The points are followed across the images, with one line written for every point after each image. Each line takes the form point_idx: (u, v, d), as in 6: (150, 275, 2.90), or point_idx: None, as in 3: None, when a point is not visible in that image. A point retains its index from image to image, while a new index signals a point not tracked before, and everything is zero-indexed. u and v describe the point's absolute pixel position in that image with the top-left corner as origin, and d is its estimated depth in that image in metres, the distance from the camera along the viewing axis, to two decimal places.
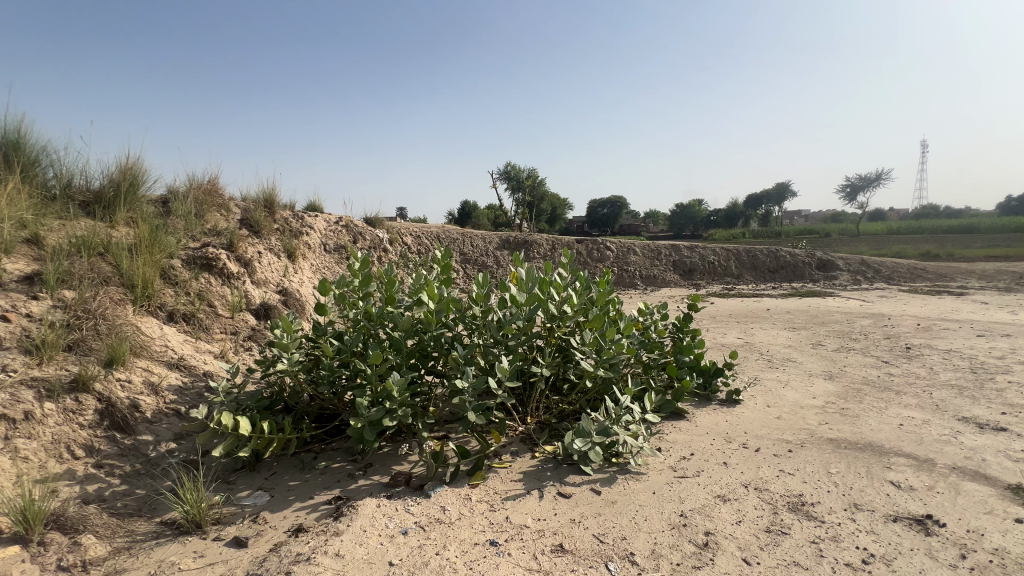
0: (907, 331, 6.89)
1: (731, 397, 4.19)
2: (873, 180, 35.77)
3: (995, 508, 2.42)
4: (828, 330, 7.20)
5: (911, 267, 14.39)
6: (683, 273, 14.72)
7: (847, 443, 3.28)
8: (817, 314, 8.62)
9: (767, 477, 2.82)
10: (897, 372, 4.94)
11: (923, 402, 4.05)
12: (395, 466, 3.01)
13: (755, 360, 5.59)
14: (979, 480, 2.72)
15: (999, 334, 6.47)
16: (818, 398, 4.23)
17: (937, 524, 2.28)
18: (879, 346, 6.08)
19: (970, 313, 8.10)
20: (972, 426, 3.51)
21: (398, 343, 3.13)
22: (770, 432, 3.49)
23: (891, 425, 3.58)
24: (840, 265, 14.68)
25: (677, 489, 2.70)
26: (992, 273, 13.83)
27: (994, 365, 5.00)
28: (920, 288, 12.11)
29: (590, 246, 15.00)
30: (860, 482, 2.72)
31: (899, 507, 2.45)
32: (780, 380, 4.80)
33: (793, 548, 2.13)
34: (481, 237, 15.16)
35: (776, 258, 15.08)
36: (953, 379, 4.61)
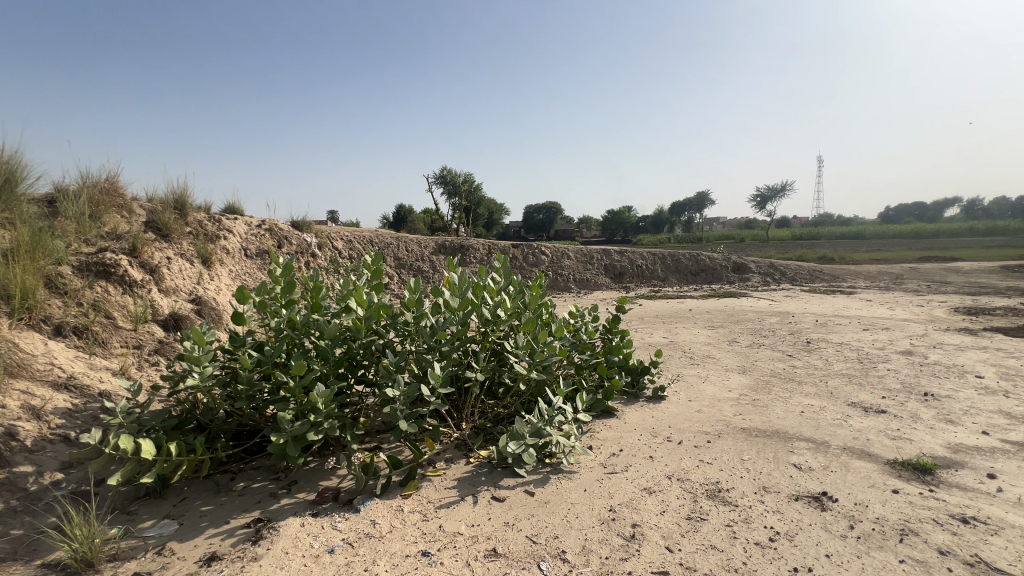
0: (807, 327, 7.63)
1: (657, 394, 4.42)
2: (779, 190, 39.44)
3: (877, 482, 2.73)
4: (742, 327, 7.83)
5: (811, 269, 16.00)
6: (614, 277, 15.36)
7: (758, 431, 3.57)
8: (732, 313, 9.35)
9: (688, 467, 3.00)
10: (799, 364, 5.47)
11: (821, 390, 4.50)
12: (323, 481, 2.86)
13: (678, 357, 5.95)
14: (864, 458, 3.06)
15: (880, 328, 7.35)
16: (733, 391, 4.57)
17: (831, 500, 2.54)
18: (784, 341, 6.70)
19: (858, 310, 9.13)
20: (859, 410, 3.95)
21: (326, 352, 2.98)
22: (691, 425, 3.72)
23: (794, 412, 3.95)
24: (752, 267, 16.00)
25: (606, 485, 2.80)
26: (876, 274, 15.70)
27: (877, 356, 5.67)
28: (819, 288, 13.46)
29: (525, 251, 15.23)
30: (769, 467, 2.97)
31: (800, 487, 2.70)
32: (700, 376, 5.14)
33: (710, 532, 2.28)
34: (416, 242, 14.90)
35: (697, 262, 16.12)
36: (845, 369, 5.16)
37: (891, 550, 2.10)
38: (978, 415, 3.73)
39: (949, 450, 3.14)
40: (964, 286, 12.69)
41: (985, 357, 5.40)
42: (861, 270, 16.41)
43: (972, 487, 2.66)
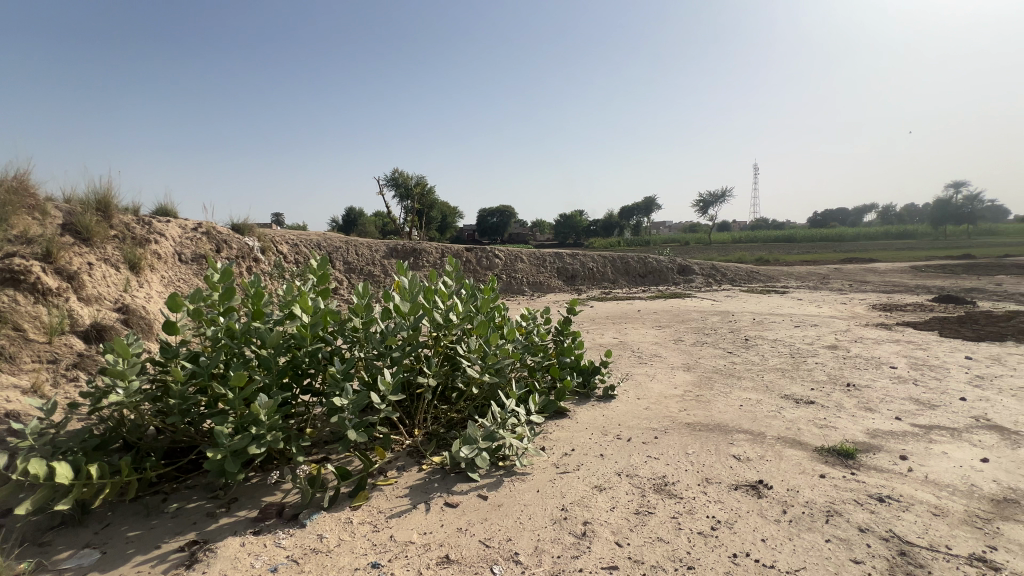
0: (745, 325, 8.10)
1: (607, 393, 4.54)
2: (720, 196, 41.61)
3: (806, 468, 2.94)
4: (686, 326, 8.20)
5: (749, 270, 16.98)
6: (566, 279, 15.65)
7: (700, 425, 3.75)
8: (677, 313, 9.77)
9: (636, 463, 3.10)
10: (738, 360, 5.79)
11: (757, 385, 4.79)
12: (266, 497, 2.73)
13: (628, 357, 6.14)
14: (796, 446, 3.28)
15: (809, 324, 7.91)
16: (678, 388, 4.77)
17: (766, 487, 2.71)
18: (724, 339, 7.07)
19: (790, 308, 9.79)
20: (791, 401, 4.24)
21: (268, 362, 2.84)
22: (639, 422, 3.85)
23: (733, 406, 4.17)
24: (695, 269, 16.78)
25: (558, 485, 2.84)
26: (805, 274, 16.95)
27: (806, 350, 6.10)
28: (756, 288, 14.33)
29: (478, 255, 15.23)
30: (710, 459, 3.12)
31: (739, 477, 2.85)
32: (648, 374, 5.33)
33: (657, 525, 2.36)
34: (367, 245, 14.55)
35: (645, 264, 16.72)
36: (778, 364, 5.51)
37: (819, 530, 2.26)
38: (892, 402, 4.10)
39: (868, 435, 3.42)
40: (880, 285, 13.92)
41: (897, 349, 5.94)
42: (792, 271, 17.76)
43: (887, 468, 2.91)
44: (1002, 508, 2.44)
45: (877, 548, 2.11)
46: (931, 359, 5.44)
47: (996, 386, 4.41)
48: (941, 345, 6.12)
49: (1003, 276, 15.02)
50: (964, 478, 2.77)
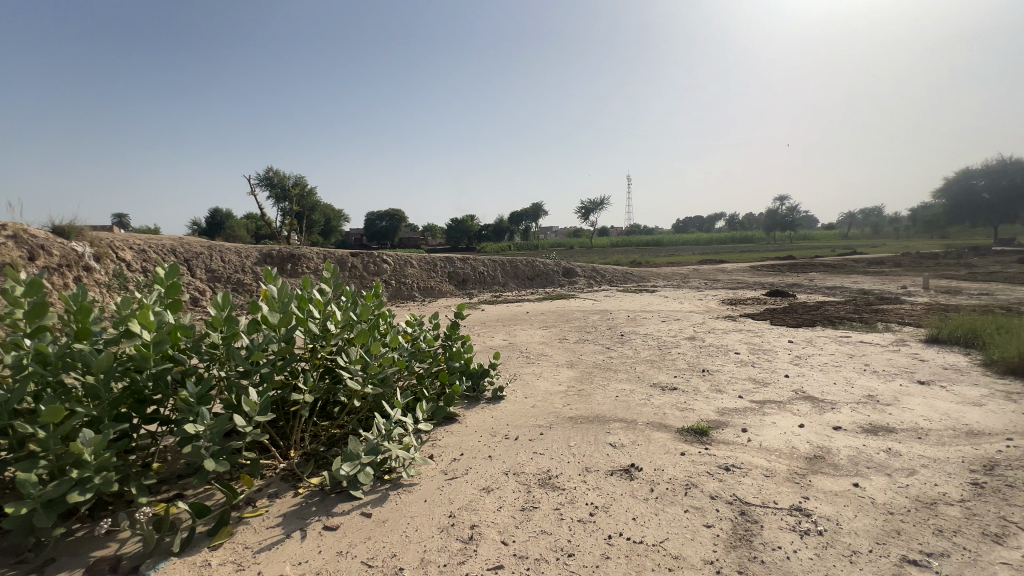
0: (621, 322, 8.82)
1: (496, 395, 4.63)
2: (599, 203, 44.85)
3: (670, 448, 3.28)
4: (570, 326, 8.70)
5: (624, 272, 18.54)
6: (457, 284, 15.64)
7: (582, 418, 3.99)
8: (562, 313, 10.32)
9: (523, 460, 3.20)
10: (614, 355, 6.30)
11: (631, 376, 5.25)
12: (96, 551, 2.28)
13: (516, 357, 6.33)
14: (661, 429, 3.65)
15: (673, 319, 8.88)
16: (562, 384, 5.03)
17: (637, 470, 2.97)
18: (603, 335, 7.64)
19: (658, 305, 10.90)
20: (658, 389, 4.71)
21: (97, 391, 2.37)
22: (527, 420, 3.99)
23: (611, 398, 4.51)
24: (579, 271, 17.86)
25: (446, 492, 2.81)
26: (670, 274, 19.09)
27: (671, 342, 6.84)
28: (630, 288, 15.73)
29: (364, 260, 14.56)
30: (590, 449, 3.33)
31: (614, 463, 3.09)
32: (535, 373, 5.54)
33: (541, 518, 2.45)
34: (234, 250, 13.08)
35: (532, 267, 17.35)
36: (648, 356, 6.10)
37: (679, 503, 2.53)
38: (736, 383, 4.77)
39: (718, 414, 3.94)
40: (729, 283, 16.11)
41: (740, 337, 6.94)
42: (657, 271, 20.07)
43: (733, 441, 3.38)
44: (813, 464, 2.96)
45: (724, 511, 2.42)
46: (764, 344, 6.45)
47: (809, 363, 5.37)
48: (771, 332, 7.27)
49: (813, 272, 18.43)
50: (787, 442, 3.32)
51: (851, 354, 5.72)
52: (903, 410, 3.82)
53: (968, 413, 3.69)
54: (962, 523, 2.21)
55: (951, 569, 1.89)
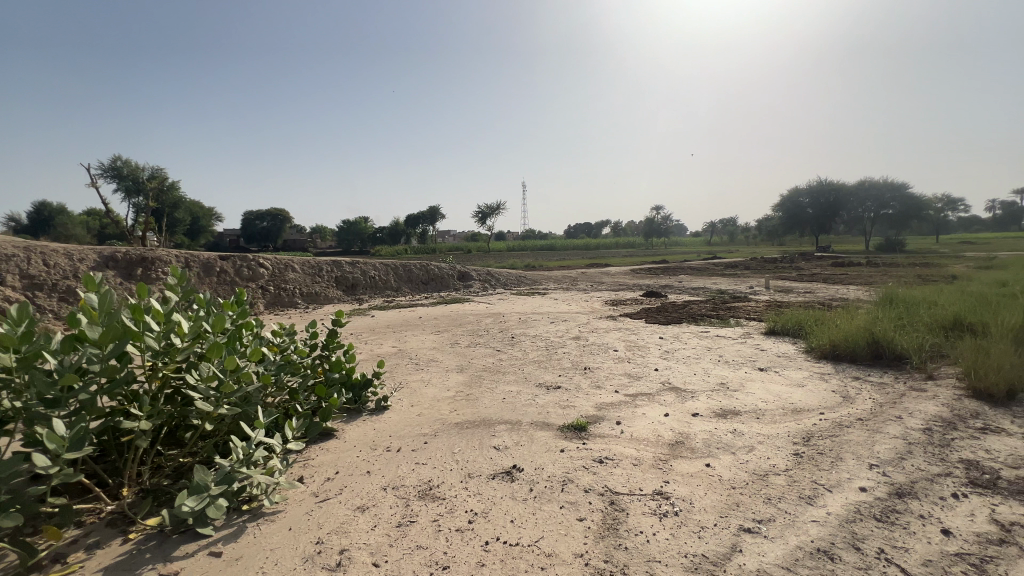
0: (512, 324, 9.00)
1: (379, 405, 4.40)
2: (495, 207, 45.48)
3: (551, 446, 3.38)
4: (463, 329, 8.66)
5: (519, 275, 18.98)
6: (345, 289, 14.75)
7: (468, 423, 3.96)
8: (455, 317, 10.23)
9: (403, 473, 3.07)
10: (504, 357, 6.37)
11: (518, 377, 5.34)
12: None
13: (405, 364, 6.12)
14: (544, 428, 3.75)
15: (561, 320, 9.29)
16: (450, 390, 4.96)
17: (518, 471, 3.00)
18: (495, 338, 7.71)
19: (547, 307, 11.35)
20: (544, 389, 4.86)
21: None
22: (411, 430, 3.84)
23: (498, 400, 4.54)
24: (474, 275, 17.88)
25: (315, 516, 2.58)
26: (561, 277, 20.05)
27: (557, 343, 7.12)
28: (523, 291, 16.17)
29: (236, 263, 13.11)
30: (473, 454, 3.30)
31: (497, 466, 3.09)
32: (423, 380, 5.39)
33: (418, 532, 2.35)
34: (64, 251, 10.97)
35: (427, 271, 16.99)
36: (536, 357, 6.27)
37: (555, 500, 2.60)
38: (613, 379, 5.10)
39: (596, 409, 4.17)
40: (612, 285, 17.29)
41: (619, 336, 7.47)
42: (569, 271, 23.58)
43: (607, 433, 3.59)
44: (674, 449, 3.25)
45: (595, 503, 2.54)
46: (639, 341, 7.01)
47: (675, 357, 5.96)
48: (646, 330, 7.91)
49: (683, 275, 20.53)
50: (654, 430, 3.62)
51: (708, 346, 6.45)
52: (746, 395, 4.38)
53: (794, 393, 4.35)
54: (785, 489, 2.57)
55: (776, 532, 2.17)
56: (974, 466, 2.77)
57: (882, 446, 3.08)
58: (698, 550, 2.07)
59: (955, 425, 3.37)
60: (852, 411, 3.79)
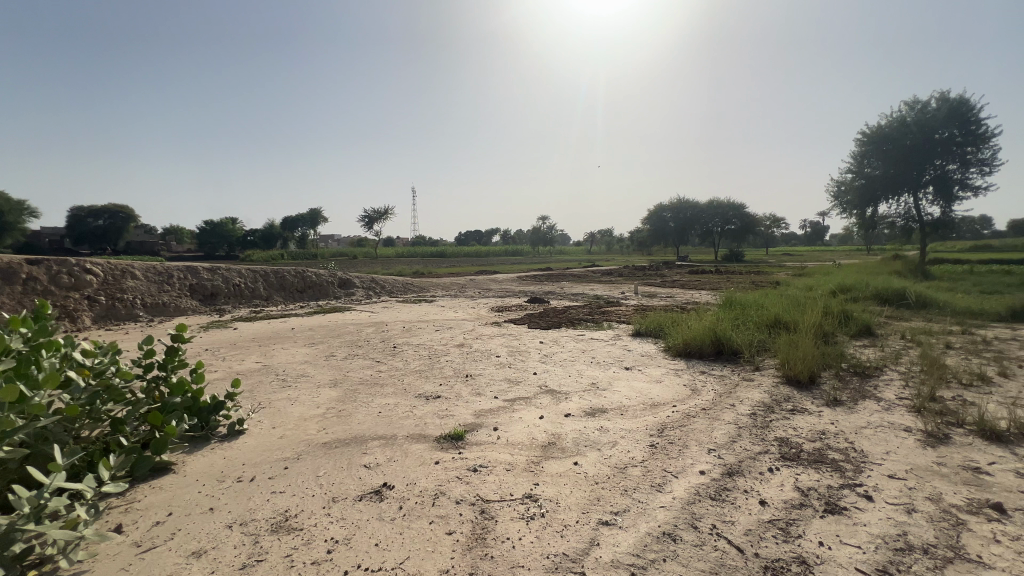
0: (395, 334, 8.67)
1: (233, 430, 3.89)
2: (383, 212, 43.72)
3: (426, 459, 3.27)
4: (341, 341, 8.12)
5: (405, 283, 18.42)
6: (202, 298, 12.95)
7: (337, 442, 3.68)
8: (333, 327, 9.54)
9: (255, 505, 2.73)
10: (384, 368, 6.09)
11: (397, 389, 5.13)
12: None
13: (269, 382, 5.52)
14: (420, 441, 3.63)
15: (445, 328, 9.17)
16: (320, 407, 4.58)
17: (388, 489, 2.85)
18: (375, 349, 7.34)
19: (433, 315, 11.15)
20: (423, 399, 4.72)
21: None
22: (270, 455, 3.46)
23: (373, 415, 4.30)
24: (356, 282, 16.92)
25: (135, 570, 2.17)
26: (449, 284, 19.90)
27: (440, 351, 7.00)
28: (410, 299, 15.74)
29: (52, 268, 10.78)
30: (340, 476, 3.07)
31: (365, 486, 2.91)
32: (289, 397, 4.91)
33: (266, 572, 2.10)
34: None
35: (303, 278, 15.66)
36: (418, 367, 6.10)
37: (425, 516, 2.51)
38: (493, 385, 5.14)
39: (475, 416, 4.16)
40: (499, 292, 17.64)
41: (502, 341, 7.60)
42: (463, 271, 29.09)
43: (484, 441, 3.59)
44: (546, 451, 3.35)
45: (466, 514, 2.50)
46: (520, 346, 7.20)
47: (553, 360, 6.21)
48: (528, 335, 8.15)
49: (564, 282, 21.72)
50: (528, 434, 3.70)
51: (583, 349, 6.86)
52: (613, 393, 4.71)
53: (652, 389, 4.79)
54: (639, 479, 2.80)
55: (629, 521, 2.34)
56: (785, 442, 3.29)
57: (719, 432, 3.51)
58: (559, 550, 2.14)
59: (773, 408, 3.99)
60: (697, 402, 4.29)
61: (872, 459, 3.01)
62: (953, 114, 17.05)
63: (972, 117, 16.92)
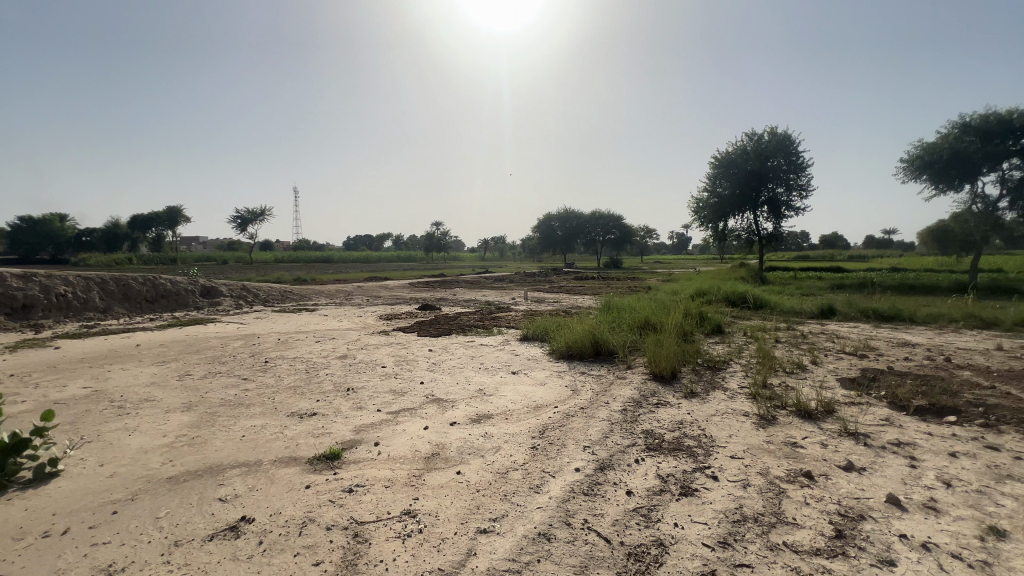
0: (268, 347, 7.88)
1: (43, 473, 3.17)
2: (259, 214, 39.76)
3: (294, 484, 2.98)
4: (199, 357, 7.15)
5: (283, 290, 16.91)
6: (9, 312, 10.50)
7: (186, 474, 3.19)
8: (190, 342, 8.36)
9: (67, 565, 2.24)
10: (251, 386, 5.48)
11: (266, 409, 4.63)
12: None
13: (99, 409, 4.64)
14: (290, 464, 3.31)
15: (327, 339, 8.53)
16: (167, 435, 3.96)
17: (246, 523, 2.54)
18: (242, 365, 6.59)
19: (314, 325, 10.37)
20: (296, 418, 4.33)
21: None
22: (93, 499, 2.88)
23: (234, 440, 3.82)
24: (223, 290, 15.09)
25: None
26: (334, 291, 18.73)
27: (319, 364, 6.51)
28: (288, 308, 14.46)
29: None
30: (187, 514, 2.66)
31: (219, 522, 2.57)
32: (127, 426, 4.17)
33: None
34: None
35: (154, 287, 13.54)
36: (292, 383, 5.60)
37: (289, 548, 2.28)
38: (377, 397, 4.91)
39: (355, 432, 3.92)
40: (388, 299, 17.05)
41: (389, 351, 7.29)
42: (351, 274, 30.45)
43: (362, 458, 3.38)
44: (429, 463, 3.26)
45: (337, 540, 2.32)
46: (408, 355, 6.98)
47: (441, 368, 6.13)
48: (416, 344, 7.95)
49: (456, 288, 21.73)
50: (411, 446, 3.58)
51: (472, 355, 6.86)
52: (499, 398, 4.77)
53: (536, 391, 4.96)
54: (519, 483, 2.85)
55: (507, 526, 2.36)
56: (650, 434, 3.60)
57: (594, 429, 3.73)
58: (435, 566, 2.08)
59: (641, 404, 4.36)
60: (577, 402, 4.52)
61: (718, 443, 3.43)
62: (779, 147, 20.53)
63: (793, 150, 20.54)
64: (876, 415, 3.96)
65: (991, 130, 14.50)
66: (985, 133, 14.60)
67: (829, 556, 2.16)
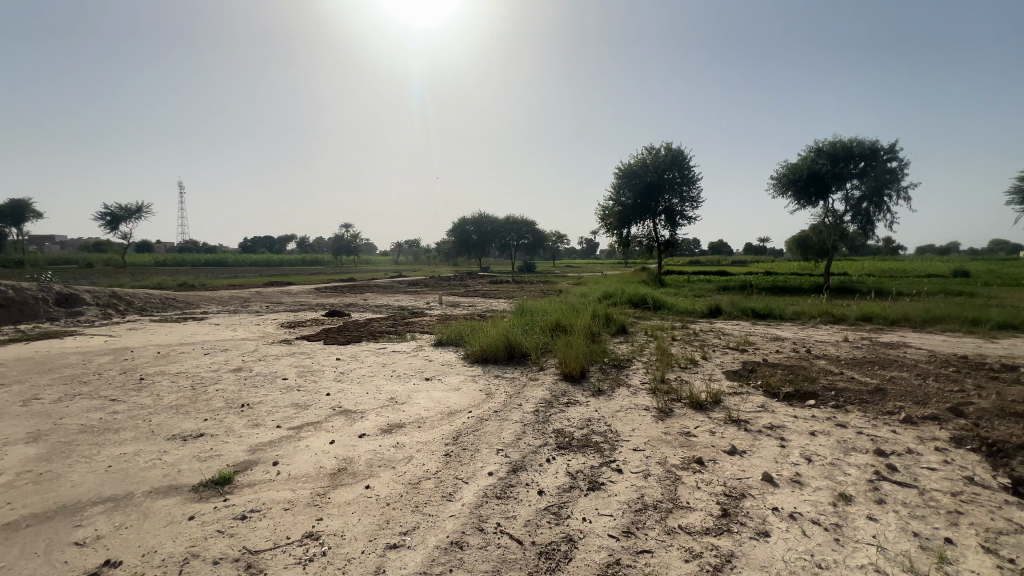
0: (144, 362, 6.93)
1: None
2: (135, 211, 34.98)
3: (175, 517, 2.64)
4: (52, 377, 6.08)
5: (164, 297, 15.02)
6: None
7: (30, 519, 2.69)
8: (41, 360, 7.09)
9: None
10: (121, 408, 4.77)
11: (140, 433, 4.06)
12: None
13: None
14: (169, 494, 2.93)
15: (219, 350, 7.72)
16: (5, 473, 3.30)
17: (112, 568, 2.20)
18: (110, 384, 5.72)
19: (202, 335, 9.33)
20: (178, 441, 3.85)
21: None
22: None
23: (97, 472, 3.30)
24: (86, 298, 13.03)
25: None
26: (227, 297, 17.02)
27: (208, 379, 5.85)
28: (170, 317, 12.87)
29: None
30: (31, 567, 2.24)
31: (75, 571, 2.19)
32: None
33: None
34: None
35: None
36: (174, 401, 4.97)
37: None
38: (276, 413, 4.53)
39: (249, 452, 3.58)
40: (291, 305, 15.89)
41: (291, 361, 6.78)
42: (249, 278, 27.97)
43: (258, 480, 3.10)
44: (335, 479, 3.07)
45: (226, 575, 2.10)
46: (313, 365, 6.54)
47: (350, 378, 5.83)
48: (322, 353, 7.48)
49: (367, 293, 20.88)
50: (315, 463, 3.35)
51: (383, 363, 6.61)
52: (412, 406, 4.64)
53: (450, 397, 4.91)
54: (431, 492, 2.78)
55: (417, 539, 2.30)
56: (560, 433, 3.72)
57: (507, 432, 3.78)
58: None
59: (552, 404, 4.50)
60: (490, 405, 4.54)
61: (622, 437, 3.64)
62: (675, 161, 22.45)
63: (687, 165, 22.56)
64: (754, 402, 4.47)
65: (839, 155, 16.92)
66: (835, 157, 17.02)
67: (716, 534, 2.38)
